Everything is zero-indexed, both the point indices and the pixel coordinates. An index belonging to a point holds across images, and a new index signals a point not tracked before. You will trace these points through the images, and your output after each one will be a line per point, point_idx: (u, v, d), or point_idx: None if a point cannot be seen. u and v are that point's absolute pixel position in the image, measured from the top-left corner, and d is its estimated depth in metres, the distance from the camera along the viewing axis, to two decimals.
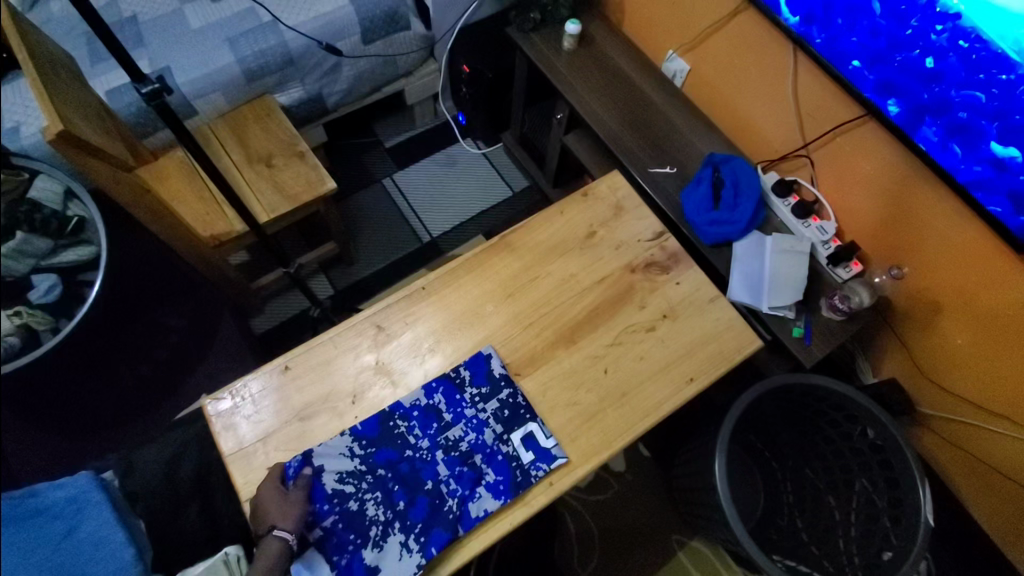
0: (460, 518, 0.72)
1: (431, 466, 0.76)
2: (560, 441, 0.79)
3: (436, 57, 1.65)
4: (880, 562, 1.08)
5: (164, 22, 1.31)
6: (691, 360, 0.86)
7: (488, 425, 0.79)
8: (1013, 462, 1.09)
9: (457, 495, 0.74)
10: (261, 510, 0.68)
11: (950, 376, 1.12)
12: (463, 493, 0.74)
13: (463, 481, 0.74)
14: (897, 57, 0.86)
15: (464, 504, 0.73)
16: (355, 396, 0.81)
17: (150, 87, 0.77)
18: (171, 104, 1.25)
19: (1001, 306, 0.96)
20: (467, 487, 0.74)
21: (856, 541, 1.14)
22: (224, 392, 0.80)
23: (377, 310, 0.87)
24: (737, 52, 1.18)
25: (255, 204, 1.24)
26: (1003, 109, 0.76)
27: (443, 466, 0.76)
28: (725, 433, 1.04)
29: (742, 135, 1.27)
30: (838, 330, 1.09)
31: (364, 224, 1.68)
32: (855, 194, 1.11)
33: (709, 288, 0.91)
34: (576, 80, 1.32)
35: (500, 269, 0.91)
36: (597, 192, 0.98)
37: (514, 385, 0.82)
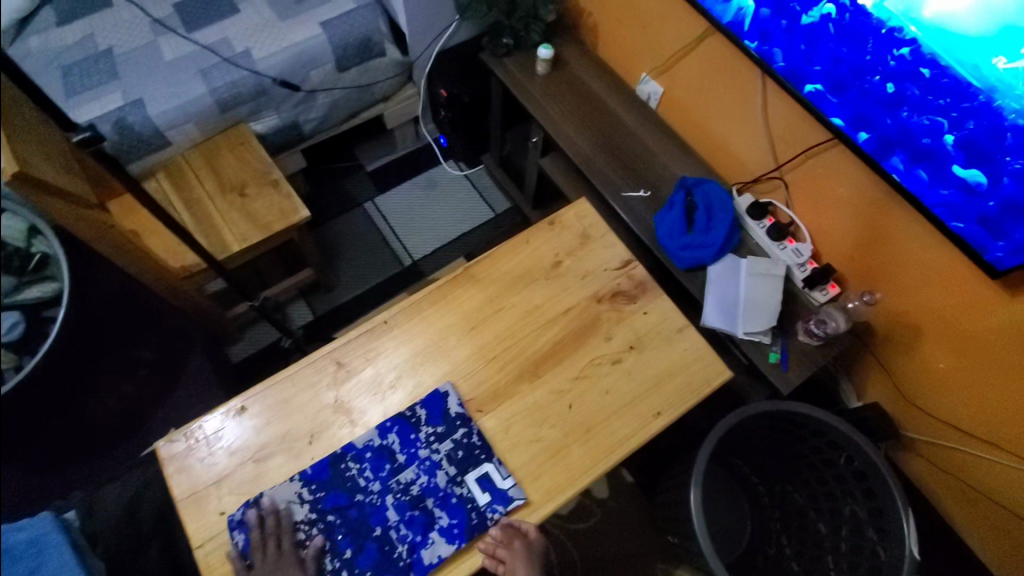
0: (412, 565, 0.71)
1: (381, 511, 0.74)
2: (519, 480, 0.78)
3: (415, 81, 1.65)
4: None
5: (139, 55, 1.30)
6: (658, 393, 0.84)
7: (440, 467, 0.77)
8: (1003, 488, 1.06)
9: (408, 541, 0.72)
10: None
11: (933, 400, 1.10)
12: (414, 538, 0.72)
13: (414, 526, 0.73)
14: (859, 83, 0.85)
15: (416, 550, 0.72)
16: (312, 436, 0.79)
17: (82, 135, 0.77)
18: (143, 136, 1.24)
19: (982, 331, 0.94)
20: (419, 533, 0.73)
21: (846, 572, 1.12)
22: (178, 434, 0.78)
23: (337, 345, 0.85)
24: (708, 75, 1.17)
25: (226, 233, 1.24)
26: (967, 134, 0.75)
27: (393, 510, 0.74)
28: (700, 464, 1.02)
29: (716, 156, 1.26)
30: (815, 355, 1.07)
31: (344, 249, 1.67)
32: (830, 216, 1.09)
33: (676, 318, 0.89)
34: (549, 105, 1.32)
35: (464, 302, 0.90)
36: (563, 220, 0.97)
37: (470, 424, 0.80)
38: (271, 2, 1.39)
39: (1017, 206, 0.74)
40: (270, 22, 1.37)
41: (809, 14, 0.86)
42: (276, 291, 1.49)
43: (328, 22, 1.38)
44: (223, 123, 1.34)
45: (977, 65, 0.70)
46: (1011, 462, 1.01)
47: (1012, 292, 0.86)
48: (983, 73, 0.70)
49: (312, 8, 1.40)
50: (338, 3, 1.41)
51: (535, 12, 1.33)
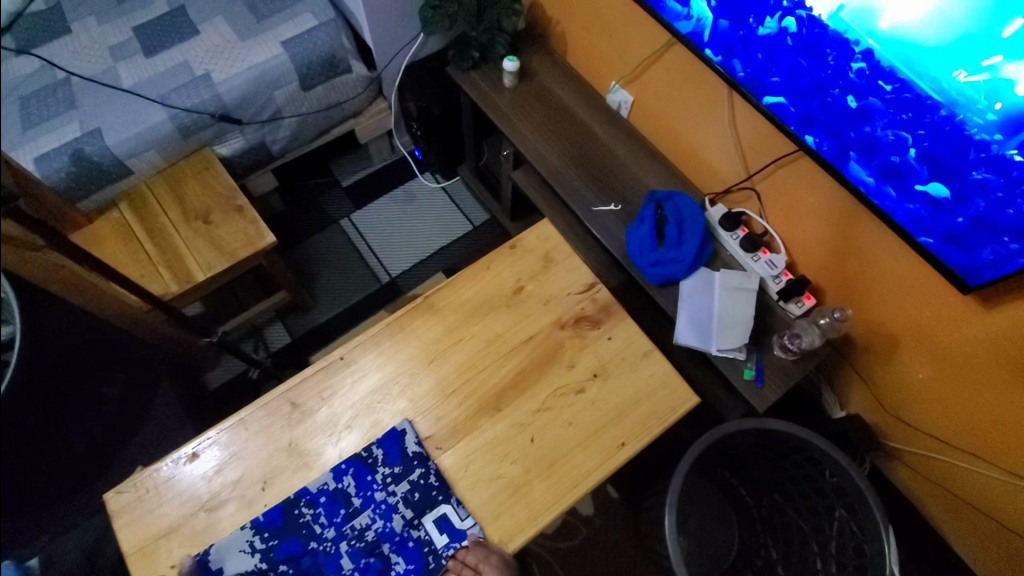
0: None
1: (335, 559, 0.73)
2: (480, 521, 0.76)
3: (386, 95, 1.63)
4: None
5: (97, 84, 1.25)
6: (623, 423, 0.81)
7: (397, 511, 0.75)
8: (990, 500, 1.03)
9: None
10: None
11: (914, 412, 1.07)
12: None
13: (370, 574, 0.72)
14: (820, 96, 0.82)
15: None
16: (266, 482, 0.77)
17: None
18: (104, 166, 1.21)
19: (959, 344, 0.91)
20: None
21: None
22: (127, 485, 0.76)
23: (291, 385, 0.83)
24: (676, 83, 1.14)
25: (190, 261, 1.22)
26: (931, 149, 0.72)
27: (347, 558, 0.73)
28: (673, 489, 1.00)
29: (689, 165, 1.23)
30: (792, 370, 1.04)
31: (321, 268, 1.65)
32: (804, 226, 1.06)
33: (642, 342, 0.87)
34: (518, 118, 1.28)
35: (423, 333, 0.87)
36: (525, 243, 0.94)
37: (428, 464, 0.78)
38: (230, 21, 1.36)
39: (987, 223, 0.70)
40: (230, 41, 1.33)
41: (764, 26, 0.83)
42: (251, 315, 1.44)
43: (288, 41, 1.35)
44: (185, 149, 1.32)
45: (937, 79, 0.67)
46: (995, 474, 0.99)
47: (986, 305, 0.84)
48: (945, 87, 0.66)
49: (273, 26, 1.37)
50: (299, 20, 1.38)
51: (498, 24, 1.28)
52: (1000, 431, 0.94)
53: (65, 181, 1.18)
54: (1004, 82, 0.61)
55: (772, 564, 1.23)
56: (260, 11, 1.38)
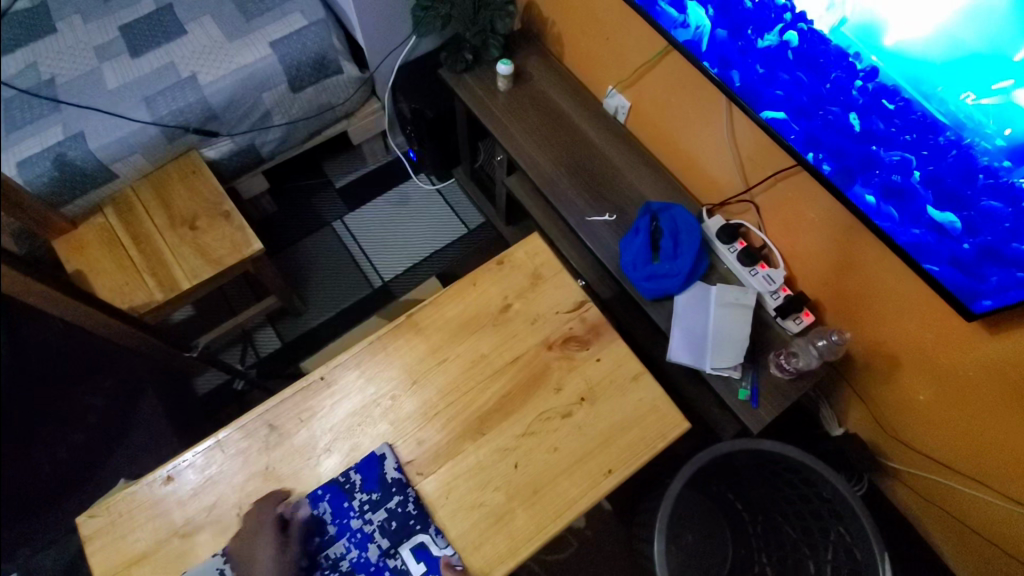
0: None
1: None
2: (459, 548, 0.73)
3: (380, 95, 1.59)
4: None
5: None
6: (609, 450, 0.79)
7: (373, 540, 0.72)
8: (992, 525, 1.00)
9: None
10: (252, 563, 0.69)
11: (913, 432, 1.04)
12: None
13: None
14: (821, 112, 0.78)
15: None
16: (241, 507, 0.75)
17: None
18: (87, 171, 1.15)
19: (963, 369, 0.88)
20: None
21: None
22: (99, 510, 0.75)
23: (269, 407, 0.81)
24: (673, 90, 1.10)
25: (175, 268, 1.21)
26: (935, 173, 0.69)
27: None
28: (662, 518, 0.99)
29: (686, 174, 1.19)
30: (788, 390, 1.01)
31: (312, 271, 1.62)
32: (803, 240, 1.03)
33: (632, 365, 0.84)
34: (511, 123, 1.25)
35: (405, 353, 0.85)
36: (513, 259, 0.91)
37: (406, 491, 0.76)
38: (218, 21, 1.24)
39: (995, 251, 0.67)
40: None
41: (764, 38, 0.79)
42: (239, 320, 1.42)
43: (277, 41, 1.32)
44: (174, 151, 1.29)
45: (944, 100, 0.63)
46: (996, 499, 0.96)
47: (992, 331, 0.80)
48: (951, 108, 0.63)
49: (260, 25, 1.30)
50: (288, 20, 1.33)
51: (491, 26, 1.25)
52: (1000, 456, 0.91)
53: (49, 187, 1.09)
54: (1015, 107, 0.58)
55: None
56: (248, 8, 1.30)
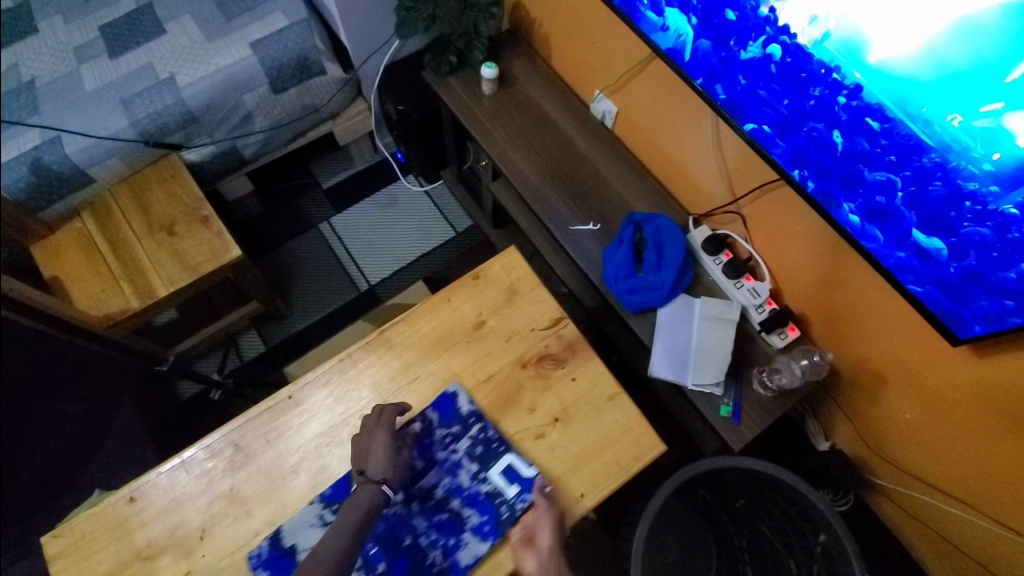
0: (448, 569, 0.70)
1: (408, 519, 0.73)
2: (540, 469, 0.77)
3: (366, 96, 1.58)
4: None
5: (62, 88, 0.89)
6: (583, 473, 0.77)
7: (462, 466, 0.77)
8: (978, 547, 0.99)
9: (440, 545, 0.71)
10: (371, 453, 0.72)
11: (899, 450, 1.02)
12: (446, 542, 0.72)
13: (445, 530, 0.72)
14: (805, 128, 0.76)
15: (451, 553, 0.71)
16: (204, 531, 0.74)
17: None
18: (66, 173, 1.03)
19: (947, 389, 0.86)
20: (451, 536, 0.72)
21: None
22: (63, 529, 0.75)
23: (233, 427, 0.79)
24: (659, 97, 1.07)
25: (153, 275, 1.20)
26: (919, 195, 0.66)
27: (420, 517, 0.73)
28: (638, 536, 0.97)
29: (674, 182, 1.17)
30: (771, 406, 0.99)
31: (297, 274, 1.60)
32: (789, 253, 1.00)
33: (608, 385, 0.82)
34: (495, 128, 1.22)
35: (376, 371, 0.83)
36: (490, 273, 0.89)
37: (484, 419, 0.79)
38: (196, 18, 1.12)
39: (980, 277, 0.65)
40: (196, 42, 1.12)
41: (746, 50, 0.76)
42: (220, 325, 1.40)
43: None
44: (152, 157, 1.20)
45: (930, 121, 0.61)
46: (983, 521, 0.94)
47: (978, 354, 0.78)
48: (938, 130, 0.60)
49: (244, 23, 1.20)
50: (271, 18, 1.26)
51: (476, 28, 1.21)
52: (987, 479, 0.89)
53: (25, 194, 0.94)
54: (1005, 132, 0.55)
55: None
56: (229, 5, 1.17)
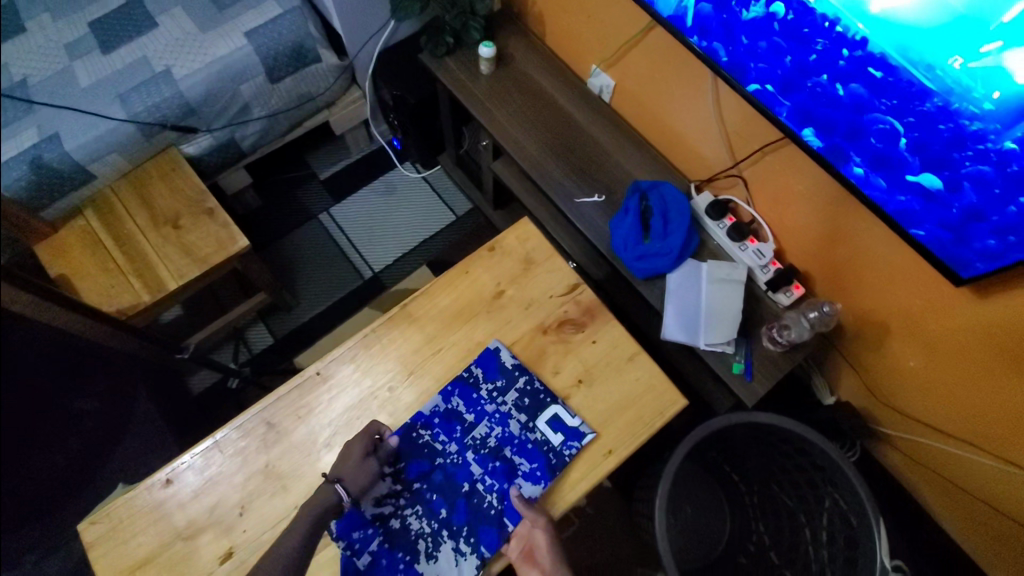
0: (503, 511, 0.75)
1: (464, 468, 0.78)
2: (586, 417, 0.81)
3: (360, 83, 1.57)
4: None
5: (49, 83, 1.03)
6: (609, 431, 0.80)
7: (511, 417, 0.81)
8: (980, 484, 1.03)
9: (495, 489, 0.76)
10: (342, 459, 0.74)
11: (903, 398, 1.06)
12: (501, 487, 0.76)
13: (499, 475, 0.77)
14: (808, 83, 0.78)
15: (506, 498, 0.76)
16: (243, 507, 0.75)
17: None
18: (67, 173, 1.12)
19: (949, 333, 0.89)
20: (505, 481, 0.77)
21: None
22: (99, 516, 0.74)
23: (266, 405, 0.80)
24: (658, 67, 1.09)
25: (161, 269, 1.18)
26: (923, 140, 0.69)
27: (475, 465, 0.78)
28: (661, 492, 1.01)
29: (674, 152, 1.19)
30: (782, 362, 1.02)
31: (301, 265, 1.60)
32: (792, 211, 1.03)
33: (627, 345, 0.85)
34: (495, 107, 1.23)
35: (401, 344, 0.85)
36: (504, 244, 0.91)
37: (529, 372, 0.83)
38: (189, 12, 1.27)
39: (981, 215, 0.68)
40: (190, 35, 1.24)
41: (749, 10, 0.78)
42: (229, 318, 1.41)
43: (251, 31, 1.28)
44: (150, 150, 1.25)
45: (931, 66, 0.63)
46: (986, 459, 0.98)
47: (979, 295, 0.81)
48: (940, 74, 0.63)
49: (235, 14, 1.29)
50: (262, 8, 1.31)
51: (471, 7, 1.22)
52: (990, 418, 0.93)
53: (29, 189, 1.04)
54: (1003, 71, 0.57)
55: (765, 550, 1.22)
56: None
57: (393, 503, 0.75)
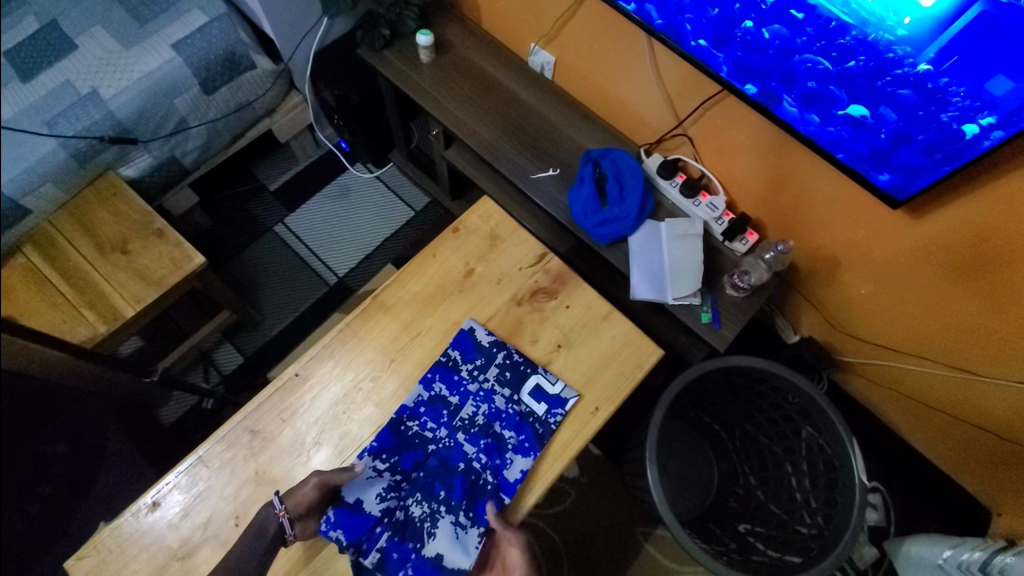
0: (500, 485, 0.76)
1: (457, 449, 0.78)
2: (570, 379, 0.83)
3: (299, 87, 1.54)
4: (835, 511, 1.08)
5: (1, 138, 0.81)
6: (594, 389, 0.82)
7: (496, 392, 0.82)
8: (937, 395, 1.11)
9: (490, 467, 0.77)
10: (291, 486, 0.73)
11: (860, 325, 1.13)
12: (495, 463, 0.77)
13: (492, 452, 0.78)
14: (737, 33, 0.82)
15: (500, 472, 0.77)
16: (239, 516, 0.74)
17: None
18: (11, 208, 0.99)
19: (893, 257, 0.96)
20: (497, 457, 0.78)
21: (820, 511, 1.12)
22: (86, 550, 0.72)
23: (247, 412, 0.79)
24: (595, 37, 1.11)
25: (117, 297, 1.13)
26: (847, 73, 0.75)
27: (467, 445, 0.79)
28: (651, 444, 1.04)
29: (621, 119, 1.22)
30: (746, 307, 1.07)
31: (262, 279, 1.57)
32: (738, 163, 1.07)
33: (600, 305, 0.87)
34: (441, 94, 1.23)
35: (378, 335, 0.84)
36: (468, 224, 0.92)
37: (506, 346, 0.84)
38: (109, 28, 1.21)
39: (907, 136, 0.75)
40: (113, 52, 1.20)
41: None
42: (194, 340, 1.36)
43: (181, 43, 1.25)
44: (88, 175, 1.20)
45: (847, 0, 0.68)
46: (940, 370, 1.06)
47: (915, 215, 0.87)
48: (853, 8, 0.68)
49: (158, 28, 1.25)
50: (187, 18, 1.27)
51: None
52: (938, 330, 1.00)
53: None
54: None
55: (752, 490, 1.27)
56: (141, 13, 1.25)
57: (394, 497, 0.75)
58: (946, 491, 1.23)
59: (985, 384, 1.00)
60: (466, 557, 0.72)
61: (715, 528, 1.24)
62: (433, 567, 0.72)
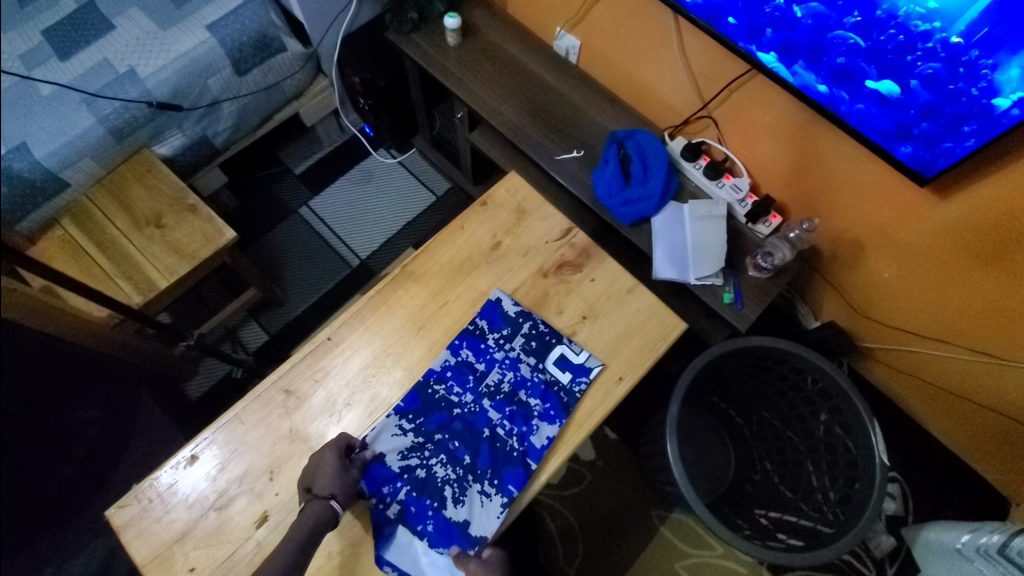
0: (526, 452, 0.78)
1: (482, 415, 0.80)
2: (595, 351, 0.84)
3: (326, 71, 1.57)
4: (853, 492, 1.08)
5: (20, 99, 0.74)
6: (618, 359, 0.83)
7: (521, 361, 0.83)
8: (959, 382, 1.11)
9: (515, 433, 0.79)
10: (319, 470, 0.72)
11: (883, 309, 1.13)
12: (520, 430, 0.79)
13: (516, 419, 0.80)
14: (766, 8, 0.83)
15: (526, 439, 0.78)
16: (273, 471, 0.76)
17: None
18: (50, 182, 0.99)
19: (917, 239, 0.96)
20: (522, 424, 0.80)
21: (839, 494, 1.12)
22: (127, 500, 0.74)
23: (282, 373, 0.81)
24: (621, 20, 1.12)
25: (150, 268, 1.17)
26: (877, 48, 0.76)
27: (493, 411, 0.81)
28: (670, 424, 1.05)
29: (645, 103, 1.23)
30: (768, 288, 1.07)
31: (286, 260, 1.60)
32: (762, 145, 1.08)
33: (625, 279, 0.88)
34: (468, 77, 1.25)
35: (406, 302, 0.86)
36: (496, 198, 0.94)
37: (532, 317, 0.85)
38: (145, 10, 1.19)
39: (935, 111, 0.75)
40: (151, 32, 1.18)
41: None
42: (222, 316, 1.40)
43: (214, 24, 1.27)
44: (123, 152, 1.21)
45: None
46: (964, 355, 1.06)
47: (941, 195, 0.87)
48: None
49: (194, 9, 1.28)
50: None
51: None
52: (962, 313, 0.99)
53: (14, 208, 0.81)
54: None
55: (769, 476, 1.27)
56: None
57: (417, 454, 0.77)
58: (965, 479, 1.23)
59: (1008, 368, 1.00)
60: (492, 521, 0.74)
61: (729, 511, 1.24)
62: (461, 531, 0.73)
